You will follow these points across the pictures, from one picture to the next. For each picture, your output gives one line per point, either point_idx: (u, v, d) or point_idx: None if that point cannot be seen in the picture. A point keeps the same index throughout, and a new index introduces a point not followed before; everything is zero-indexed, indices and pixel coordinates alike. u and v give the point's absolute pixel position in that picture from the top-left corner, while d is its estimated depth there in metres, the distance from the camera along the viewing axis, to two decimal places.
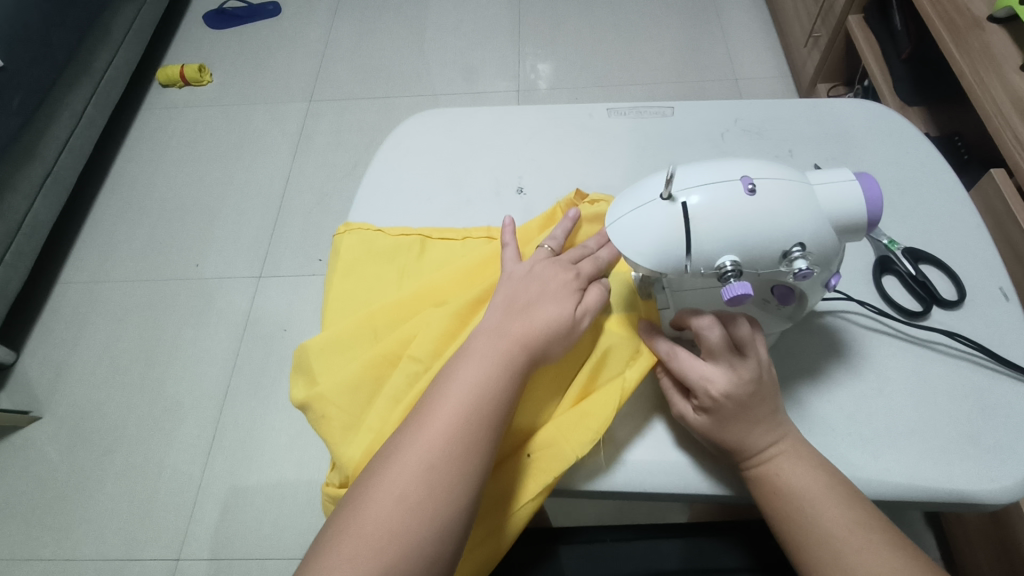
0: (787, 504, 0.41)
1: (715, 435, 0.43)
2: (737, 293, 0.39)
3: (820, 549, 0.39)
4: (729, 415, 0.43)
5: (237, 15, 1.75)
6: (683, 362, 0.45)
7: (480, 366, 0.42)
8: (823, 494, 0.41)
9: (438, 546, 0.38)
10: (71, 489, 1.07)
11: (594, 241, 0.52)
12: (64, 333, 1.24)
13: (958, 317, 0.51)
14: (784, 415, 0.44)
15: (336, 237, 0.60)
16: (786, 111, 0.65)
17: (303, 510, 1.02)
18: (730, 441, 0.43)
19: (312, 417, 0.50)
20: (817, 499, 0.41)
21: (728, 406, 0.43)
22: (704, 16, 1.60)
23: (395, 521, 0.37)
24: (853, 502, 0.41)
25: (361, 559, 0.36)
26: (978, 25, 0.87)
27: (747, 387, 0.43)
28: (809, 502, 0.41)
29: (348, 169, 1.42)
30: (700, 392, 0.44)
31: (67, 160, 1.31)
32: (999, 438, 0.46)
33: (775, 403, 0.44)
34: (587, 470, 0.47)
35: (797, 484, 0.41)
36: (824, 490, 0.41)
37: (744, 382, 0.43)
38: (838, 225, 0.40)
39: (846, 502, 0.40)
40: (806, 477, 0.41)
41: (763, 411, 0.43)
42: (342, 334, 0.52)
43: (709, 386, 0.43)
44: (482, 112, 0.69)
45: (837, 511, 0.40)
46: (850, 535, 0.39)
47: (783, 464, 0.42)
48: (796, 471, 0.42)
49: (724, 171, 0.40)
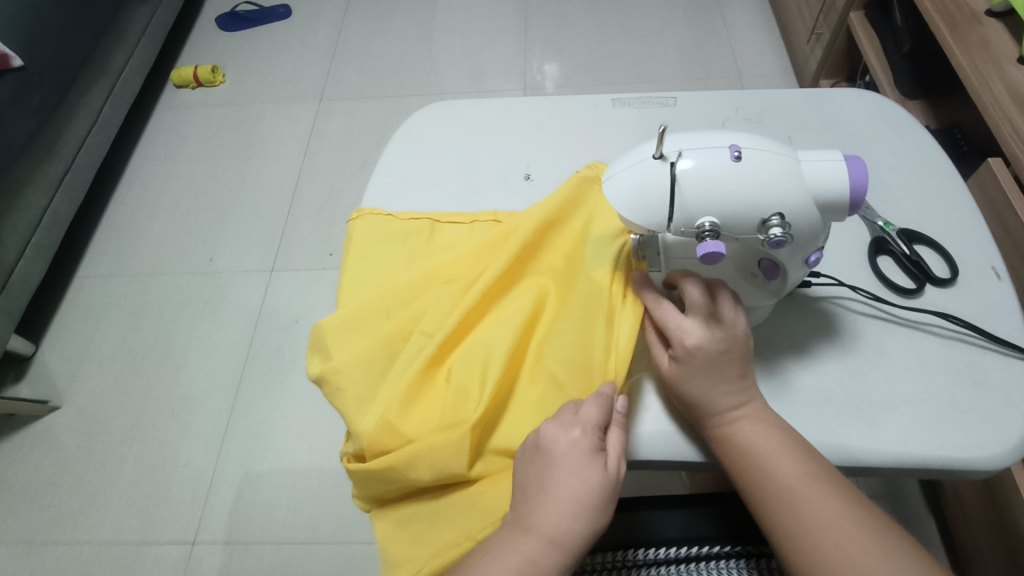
0: (744, 458, 0.44)
1: (685, 387, 0.46)
2: (710, 250, 0.41)
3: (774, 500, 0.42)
4: (702, 367, 0.45)
5: (248, 17, 1.79)
6: (664, 313, 0.48)
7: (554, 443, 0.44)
8: (780, 449, 0.43)
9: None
10: (89, 476, 1.10)
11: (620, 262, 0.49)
12: (82, 325, 1.27)
13: (951, 295, 0.53)
14: (750, 378, 0.46)
15: (349, 222, 0.63)
16: (785, 100, 0.66)
17: (315, 497, 1.04)
18: (698, 395, 0.46)
19: (328, 390, 0.52)
20: (774, 456, 0.43)
21: (699, 359, 0.46)
22: (708, 15, 1.62)
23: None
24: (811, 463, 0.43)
25: None
26: (976, 19, 0.89)
27: (720, 345, 0.45)
28: (766, 456, 0.43)
29: (358, 166, 1.45)
30: (675, 343, 0.47)
31: (85, 158, 1.35)
32: (991, 408, 0.47)
33: (744, 365, 0.46)
34: None
35: (757, 440, 0.44)
36: (781, 449, 0.43)
37: (716, 340, 0.45)
38: (821, 203, 0.42)
39: (802, 459, 0.43)
40: (765, 436, 0.44)
41: (732, 370, 0.45)
42: (355, 312, 0.55)
43: (684, 338, 0.46)
44: (489, 103, 0.71)
45: (793, 468, 0.42)
46: (805, 491, 0.41)
47: (742, 424, 0.45)
48: (757, 429, 0.44)
49: (714, 139, 0.42)
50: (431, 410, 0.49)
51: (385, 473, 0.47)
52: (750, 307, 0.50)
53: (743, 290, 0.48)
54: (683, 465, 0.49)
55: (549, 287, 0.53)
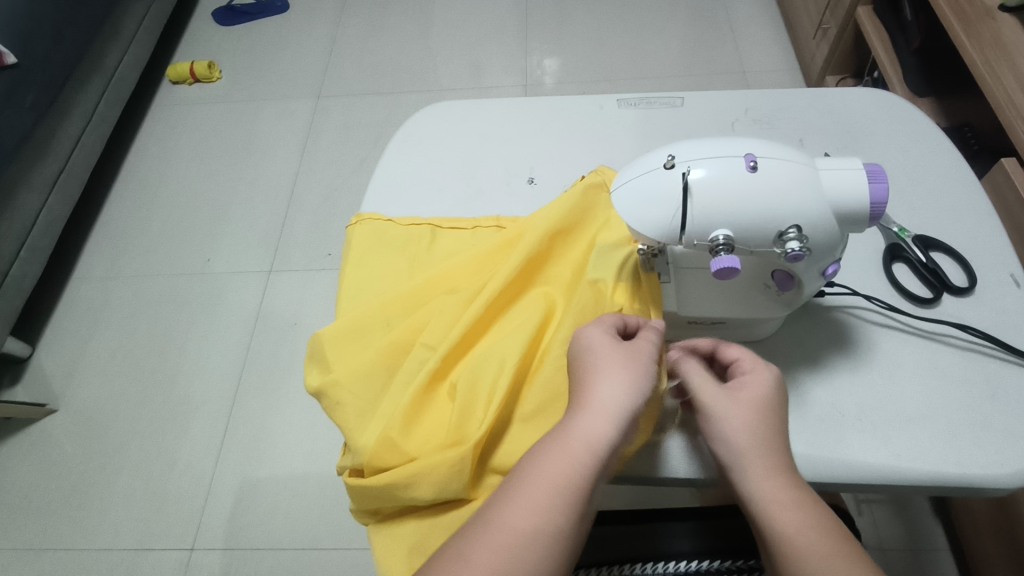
0: (770, 547, 0.37)
1: (741, 424, 0.41)
2: (725, 266, 0.40)
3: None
4: (736, 432, 0.41)
5: (245, 12, 1.76)
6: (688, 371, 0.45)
7: (610, 355, 0.41)
8: (810, 527, 0.37)
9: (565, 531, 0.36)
10: (86, 481, 1.08)
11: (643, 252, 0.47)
12: (79, 327, 1.26)
13: (968, 305, 0.52)
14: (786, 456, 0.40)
15: (348, 227, 0.61)
16: (796, 101, 0.65)
17: (315, 501, 1.03)
18: (731, 464, 0.40)
19: (326, 404, 0.51)
20: (800, 541, 0.36)
21: (721, 424, 0.41)
22: (711, 9, 1.59)
23: (535, 511, 0.36)
24: (848, 555, 0.35)
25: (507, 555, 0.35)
26: (989, 14, 0.86)
27: (758, 398, 0.42)
28: (793, 540, 0.36)
29: (356, 164, 1.43)
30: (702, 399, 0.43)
31: (80, 156, 1.33)
32: (1009, 423, 0.46)
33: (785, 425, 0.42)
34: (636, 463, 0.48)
35: (786, 521, 0.37)
36: (811, 533, 0.36)
37: (751, 393, 0.42)
38: (840, 213, 0.40)
39: (834, 539, 0.36)
40: (795, 519, 0.37)
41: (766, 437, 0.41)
42: (355, 322, 0.53)
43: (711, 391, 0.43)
44: (491, 103, 0.69)
45: (824, 557, 0.35)
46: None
47: (771, 504, 0.38)
48: (787, 510, 0.37)
49: (728, 148, 0.40)
50: (435, 428, 0.48)
51: (387, 491, 0.46)
52: (764, 322, 0.49)
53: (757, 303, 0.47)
54: (694, 482, 0.49)
55: (555, 298, 0.52)
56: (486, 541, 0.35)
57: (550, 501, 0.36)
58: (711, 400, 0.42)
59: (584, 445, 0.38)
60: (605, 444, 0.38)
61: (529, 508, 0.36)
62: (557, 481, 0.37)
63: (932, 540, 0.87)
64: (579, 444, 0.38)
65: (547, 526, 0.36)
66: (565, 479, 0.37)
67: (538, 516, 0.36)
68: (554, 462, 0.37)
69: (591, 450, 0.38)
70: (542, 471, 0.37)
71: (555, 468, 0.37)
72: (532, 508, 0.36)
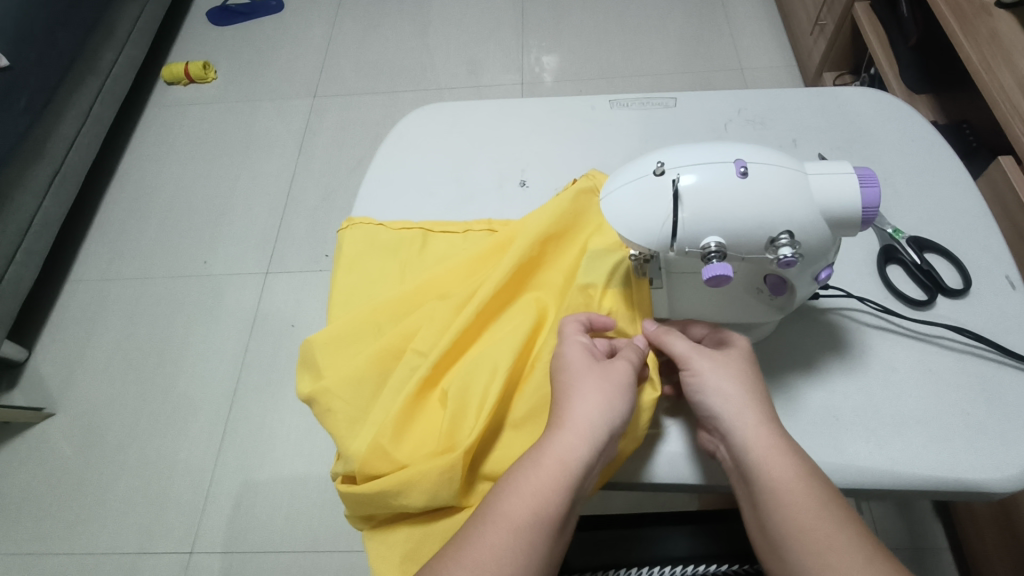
0: (763, 499, 0.38)
1: (726, 385, 0.42)
2: (717, 273, 0.39)
3: (799, 548, 0.36)
4: (727, 390, 0.42)
5: (240, 12, 1.75)
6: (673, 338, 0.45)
7: (588, 372, 0.42)
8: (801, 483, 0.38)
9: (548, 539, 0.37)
10: (85, 485, 1.08)
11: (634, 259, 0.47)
12: (76, 330, 1.25)
13: (963, 307, 0.51)
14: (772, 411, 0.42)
15: (339, 232, 0.61)
16: (791, 101, 0.64)
17: (314, 504, 1.03)
18: (722, 420, 0.41)
19: (317, 411, 0.51)
20: (795, 495, 0.37)
21: (711, 384, 0.42)
22: (709, 5, 1.59)
23: (519, 521, 0.37)
24: (836, 510, 0.37)
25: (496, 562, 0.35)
26: (986, 10, 0.86)
27: (744, 360, 0.44)
28: (786, 494, 0.38)
29: (353, 164, 1.42)
30: (691, 361, 0.44)
31: (75, 159, 1.32)
32: (1005, 427, 0.45)
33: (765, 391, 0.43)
34: (627, 468, 0.48)
35: (778, 476, 0.38)
36: (802, 487, 0.38)
37: (739, 355, 0.44)
38: (832, 217, 0.39)
39: (825, 495, 0.37)
40: (786, 471, 0.38)
41: (754, 395, 0.42)
42: (346, 328, 0.53)
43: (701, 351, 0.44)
44: (483, 105, 0.69)
45: (815, 514, 0.37)
46: (828, 531, 0.36)
47: (763, 459, 0.39)
48: (778, 464, 0.38)
49: (718, 154, 0.40)
50: (427, 435, 0.48)
51: (377, 498, 0.46)
52: (758, 327, 0.49)
53: (750, 307, 0.47)
54: (687, 487, 0.48)
55: (547, 303, 0.52)
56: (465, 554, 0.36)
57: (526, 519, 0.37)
58: (699, 361, 0.43)
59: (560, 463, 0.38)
60: (581, 462, 0.39)
61: (506, 525, 0.37)
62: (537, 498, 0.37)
63: (932, 539, 0.87)
64: (559, 458, 0.38)
65: (523, 546, 0.36)
66: (541, 500, 0.37)
67: (519, 527, 0.36)
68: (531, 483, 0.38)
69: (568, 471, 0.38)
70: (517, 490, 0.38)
71: (530, 487, 0.38)
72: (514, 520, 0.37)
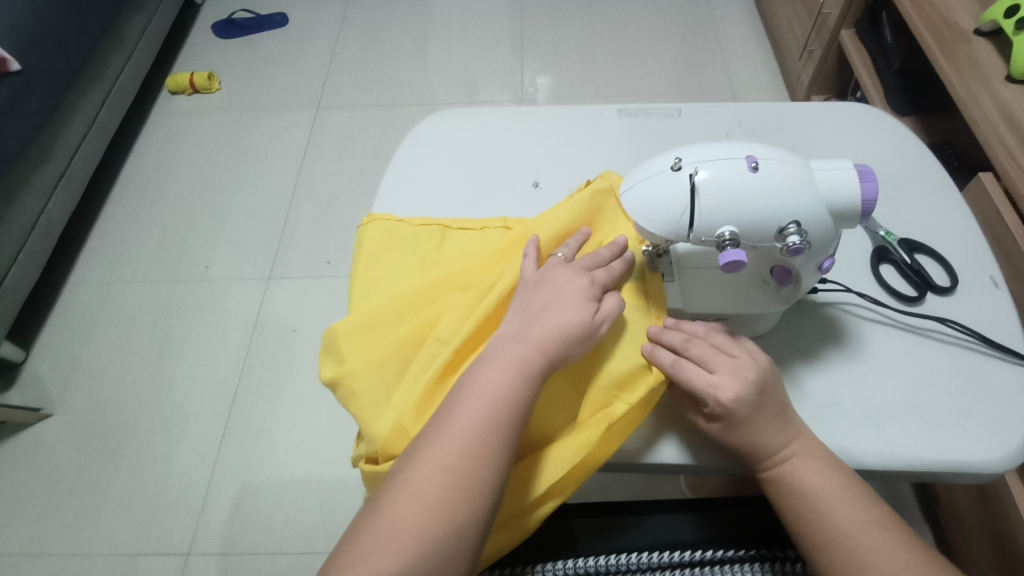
0: (811, 518, 0.44)
1: (729, 439, 0.47)
2: (732, 259, 0.42)
3: (851, 551, 0.42)
4: (753, 423, 0.46)
5: (245, 26, 1.79)
6: (689, 372, 0.47)
7: (504, 365, 0.45)
8: (834, 488, 0.45)
9: (466, 486, 0.42)
10: (82, 486, 1.08)
11: (607, 251, 0.54)
12: (75, 332, 1.26)
13: (951, 304, 0.55)
14: (794, 414, 0.47)
15: (359, 227, 0.63)
16: (788, 113, 0.68)
17: (313, 506, 1.03)
18: (750, 449, 0.46)
19: (341, 395, 0.53)
20: (837, 506, 0.44)
21: (739, 412, 0.46)
22: (701, 31, 1.65)
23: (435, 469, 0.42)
24: (873, 517, 0.43)
25: (413, 502, 0.41)
26: (965, 38, 0.92)
27: (753, 388, 0.46)
28: (829, 507, 0.44)
29: (355, 174, 1.45)
30: (710, 401, 0.46)
31: (80, 163, 1.34)
32: (992, 413, 0.49)
33: (782, 406, 0.47)
34: (626, 451, 0.51)
35: (816, 485, 0.45)
36: (840, 501, 0.44)
37: (748, 384, 0.46)
38: (834, 211, 0.43)
39: (856, 501, 0.44)
40: (821, 482, 0.45)
41: (773, 409, 0.46)
42: (368, 317, 0.56)
43: (718, 393, 0.46)
44: (497, 111, 0.72)
45: (859, 524, 0.43)
46: (868, 534, 0.43)
47: (795, 463, 0.46)
48: (816, 478, 0.45)
49: (730, 151, 0.43)
50: None
51: None
52: (763, 318, 0.52)
53: (756, 301, 0.50)
54: (687, 469, 0.51)
55: None
56: (393, 550, 0.39)
57: (436, 492, 0.41)
58: (720, 398, 0.46)
59: (472, 419, 0.43)
60: (493, 427, 0.43)
61: (423, 473, 0.42)
62: (461, 483, 0.42)
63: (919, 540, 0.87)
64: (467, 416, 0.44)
65: (436, 493, 0.41)
66: (452, 455, 0.42)
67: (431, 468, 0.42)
68: (443, 458, 0.42)
69: (475, 435, 0.43)
70: (440, 448, 0.43)
71: (452, 433, 0.43)
72: (450, 521, 0.41)
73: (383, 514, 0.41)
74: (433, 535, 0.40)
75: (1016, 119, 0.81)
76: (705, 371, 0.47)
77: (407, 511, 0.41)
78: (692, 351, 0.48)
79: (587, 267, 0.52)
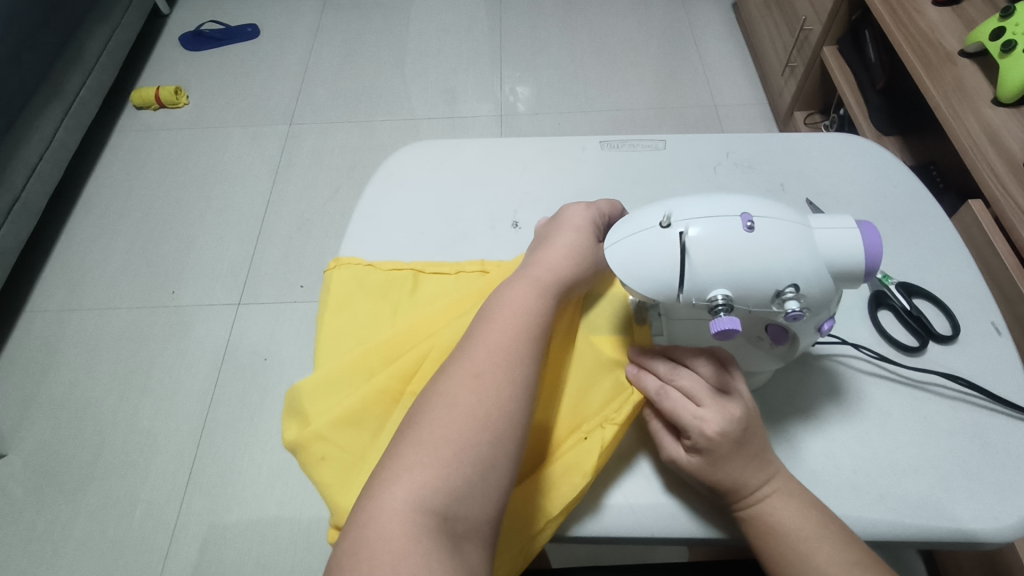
0: (789, 559, 0.41)
1: (707, 476, 0.43)
2: (726, 327, 0.39)
3: None
4: (737, 458, 0.42)
5: (214, 37, 1.73)
6: (676, 402, 0.44)
7: (503, 349, 0.44)
8: (812, 530, 0.41)
9: (474, 478, 0.39)
10: (37, 532, 1.02)
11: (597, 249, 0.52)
12: (32, 364, 1.19)
13: (952, 353, 0.52)
14: (772, 451, 0.44)
15: (326, 272, 0.59)
16: (777, 146, 0.65)
17: (284, 550, 0.98)
18: (731, 484, 0.42)
19: (306, 461, 0.48)
20: (815, 548, 0.41)
21: (721, 448, 0.42)
22: (682, 43, 1.64)
23: (444, 455, 0.39)
24: (854, 558, 0.40)
25: (420, 488, 0.38)
26: (950, 59, 0.90)
27: (739, 425, 0.43)
28: (810, 549, 0.41)
29: (330, 193, 1.40)
30: (692, 433, 0.43)
31: (37, 184, 1.27)
32: (1001, 476, 0.46)
33: (764, 443, 0.44)
34: (575, 514, 0.46)
35: (796, 526, 0.41)
36: (819, 542, 0.41)
37: (734, 421, 0.42)
38: (836, 271, 0.40)
39: (838, 545, 0.41)
40: (798, 521, 0.41)
41: (756, 446, 0.43)
42: (336, 373, 0.51)
43: (702, 426, 0.43)
44: (473, 143, 0.69)
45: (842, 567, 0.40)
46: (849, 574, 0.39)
47: (776, 504, 0.42)
48: (795, 518, 0.42)
49: (724, 207, 0.40)
50: None
51: None
52: (754, 371, 0.49)
53: (751, 353, 0.47)
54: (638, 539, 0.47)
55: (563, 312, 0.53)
56: (431, 459, 0.39)
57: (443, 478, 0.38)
58: (704, 430, 0.42)
59: (473, 404, 0.41)
60: (501, 416, 0.41)
61: (430, 461, 0.39)
62: (494, 395, 0.42)
63: None
64: (472, 404, 0.41)
65: (442, 481, 0.38)
66: (462, 443, 0.39)
67: (436, 455, 0.39)
68: (450, 440, 0.40)
69: (482, 422, 0.40)
70: (441, 437, 0.40)
71: (452, 423, 0.40)
72: (467, 466, 0.39)
73: (420, 430, 0.40)
74: (476, 443, 0.40)
75: (1003, 144, 0.79)
76: (692, 404, 0.44)
77: (443, 423, 0.40)
78: (680, 382, 0.45)
79: (581, 244, 0.51)
